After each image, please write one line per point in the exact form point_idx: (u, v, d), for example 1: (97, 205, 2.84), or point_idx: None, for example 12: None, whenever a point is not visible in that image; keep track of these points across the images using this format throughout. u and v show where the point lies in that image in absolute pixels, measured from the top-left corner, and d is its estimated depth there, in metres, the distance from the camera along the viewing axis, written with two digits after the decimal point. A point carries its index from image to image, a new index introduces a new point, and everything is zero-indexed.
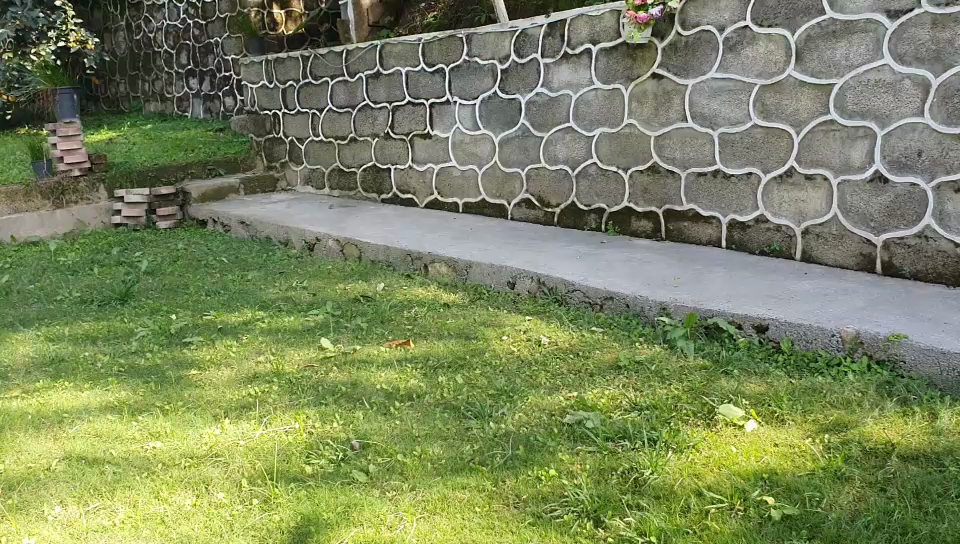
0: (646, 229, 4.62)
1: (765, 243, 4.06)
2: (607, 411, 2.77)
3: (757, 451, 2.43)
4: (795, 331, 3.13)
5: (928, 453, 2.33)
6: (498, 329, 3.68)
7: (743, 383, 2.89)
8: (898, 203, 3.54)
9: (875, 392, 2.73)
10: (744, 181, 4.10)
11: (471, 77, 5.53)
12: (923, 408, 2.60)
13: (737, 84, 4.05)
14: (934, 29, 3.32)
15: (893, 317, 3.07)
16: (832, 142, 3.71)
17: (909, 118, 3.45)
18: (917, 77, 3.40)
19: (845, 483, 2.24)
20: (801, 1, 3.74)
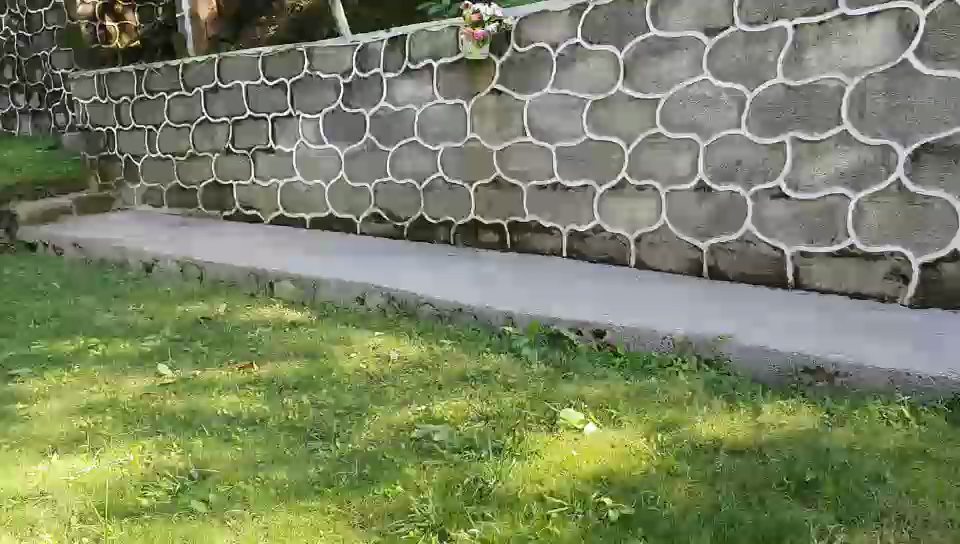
0: (492, 241, 4.69)
1: (603, 252, 4.20)
2: (455, 422, 2.79)
3: (596, 453, 2.51)
4: (630, 335, 3.27)
5: (752, 447, 2.47)
6: (345, 346, 3.64)
7: (583, 388, 2.97)
8: (721, 211, 3.74)
9: (704, 390, 2.87)
10: (582, 192, 4.22)
11: (312, 91, 5.46)
12: (747, 403, 2.75)
13: (571, 99, 4.18)
14: (746, 46, 3.54)
15: (720, 318, 3.24)
16: (661, 154, 3.89)
17: (728, 130, 3.65)
18: (734, 92, 3.61)
19: (678, 479, 2.34)
20: (627, 19, 3.91)
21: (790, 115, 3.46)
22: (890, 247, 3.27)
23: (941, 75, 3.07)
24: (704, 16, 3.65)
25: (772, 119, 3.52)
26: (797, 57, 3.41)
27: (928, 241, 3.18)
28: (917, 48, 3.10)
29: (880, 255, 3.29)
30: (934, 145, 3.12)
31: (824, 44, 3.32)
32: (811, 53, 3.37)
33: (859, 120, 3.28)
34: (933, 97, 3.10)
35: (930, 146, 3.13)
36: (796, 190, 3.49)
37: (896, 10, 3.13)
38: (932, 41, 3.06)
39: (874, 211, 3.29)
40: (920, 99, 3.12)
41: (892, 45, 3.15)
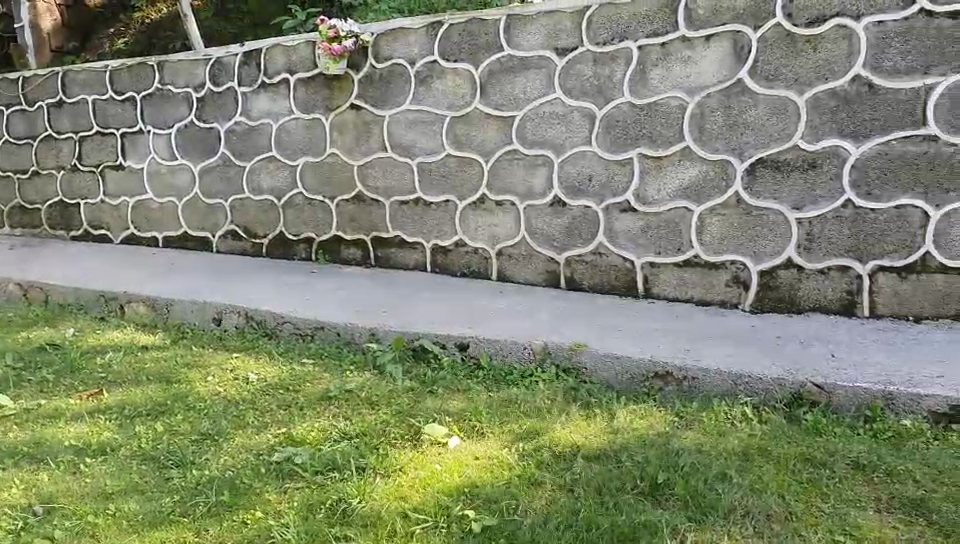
0: (355, 256, 4.66)
1: (465, 266, 4.24)
2: (316, 444, 2.75)
3: (459, 466, 2.53)
4: (492, 346, 3.31)
5: (607, 452, 2.55)
6: (202, 370, 3.52)
7: (446, 401, 2.99)
8: (576, 224, 3.84)
9: (563, 398, 2.94)
10: (443, 207, 4.26)
11: (164, 106, 5.29)
12: (603, 409, 2.84)
13: (430, 115, 4.22)
14: (595, 66, 3.67)
15: (577, 327, 3.34)
16: (518, 169, 3.97)
17: (579, 147, 3.77)
18: (584, 109, 3.73)
19: (538, 487, 2.39)
20: (482, 38, 3.98)
21: (637, 132, 3.60)
22: (730, 255, 3.45)
23: (772, 94, 3.26)
24: (554, 36, 3.76)
25: (621, 136, 3.65)
26: (642, 77, 3.55)
27: (765, 250, 3.38)
28: (750, 68, 3.29)
29: (722, 263, 3.47)
30: (767, 160, 3.31)
31: (666, 64, 3.49)
32: (654, 73, 3.52)
33: (700, 137, 3.45)
34: (765, 114, 3.29)
35: (764, 160, 3.32)
36: (644, 203, 3.64)
37: (730, 33, 3.32)
38: (763, 62, 3.26)
39: (716, 222, 3.47)
40: (754, 117, 3.32)
41: (728, 65, 3.34)
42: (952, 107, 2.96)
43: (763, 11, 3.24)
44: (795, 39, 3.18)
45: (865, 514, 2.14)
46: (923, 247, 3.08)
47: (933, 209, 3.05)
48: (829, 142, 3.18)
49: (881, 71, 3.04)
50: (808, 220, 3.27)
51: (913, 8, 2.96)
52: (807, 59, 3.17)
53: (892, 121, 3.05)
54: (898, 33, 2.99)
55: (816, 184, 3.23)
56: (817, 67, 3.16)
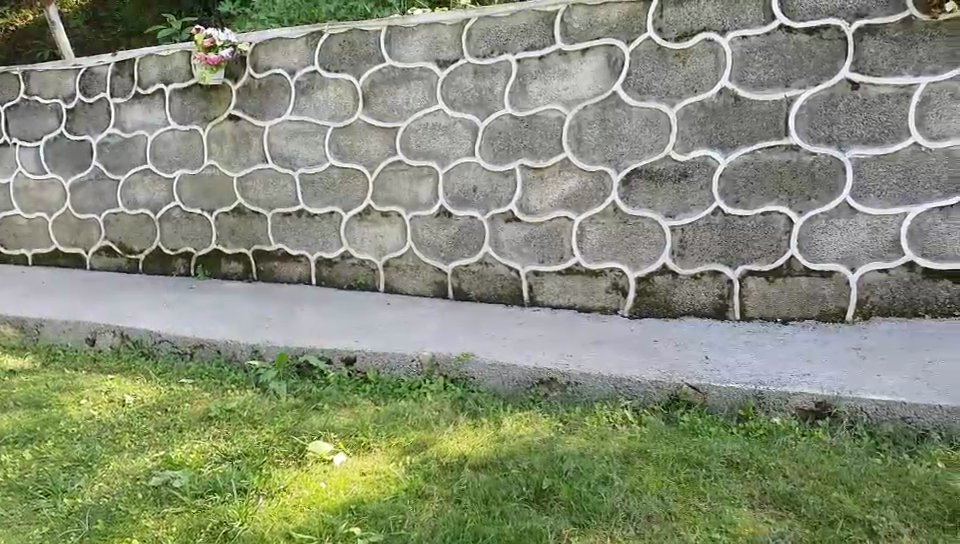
0: (237, 271, 4.55)
1: (351, 278, 4.20)
2: (196, 466, 2.66)
3: (345, 482, 2.50)
4: (379, 359, 3.29)
5: (494, 460, 2.56)
6: (75, 393, 3.37)
7: (332, 417, 2.95)
8: (461, 234, 3.86)
9: (450, 409, 2.94)
10: (326, 219, 4.21)
11: (31, 117, 5.05)
12: (491, 418, 2.85)
13: (312, 126, 4.16)
14: (476, 78, 3.70)
15: (464, 337, 3.35)
16: (402, 180, 3.96)
17: (463, 158, 3.79)
18: (467, 121, 3.75)
19: (425, 500, 2.39)
20: (362, 48, 3.96)
21: (518, 143, 3.65)
22: (610, 263, 3.53)
23: (645, 106, 3.37)
24: (435, 47, 3.77)
25: (503, 147, 3.69)
26: (521, 89, 3.60)
27: (642, 257, 3.47)
28: (624, 81, 3.39)
29: (603, 271, 3.55)
30: (642, 171, 3.41)
31: (545, 77, 3.55)
32: (534, 85, 3.58)
33: (578, 148, 3.53)
34: (639, 126, 3.39)
35: (639, 171, 3.42)
36: (526, 213, 3.68)
37: (605, 46, 3.40)
38: (636, 75, 3.36)
39: (596, 231, 3.54)
40: (629, 129, 3.41)
41: (603, 78, 3.43)
42: (811, 118, 3.11)
43: (635, 25, 3.34)
44: (665, 53, 3.29)
45: (740, 511, 2.22)
46: (787, 252, 3.23)
47: (796, 214, 3.20)
48: (699, 152, 3.30)
49: (745, 83, 3.18)
50: (681, 228, 3.39)
51: (773, 24, 3.11)
52: (677, 73, 3.29)
53: (757, 132, 3.19)
54: (761, 48, 3.14)
55: (688, 194, 3.35)
56: (687, 80, 3.28)
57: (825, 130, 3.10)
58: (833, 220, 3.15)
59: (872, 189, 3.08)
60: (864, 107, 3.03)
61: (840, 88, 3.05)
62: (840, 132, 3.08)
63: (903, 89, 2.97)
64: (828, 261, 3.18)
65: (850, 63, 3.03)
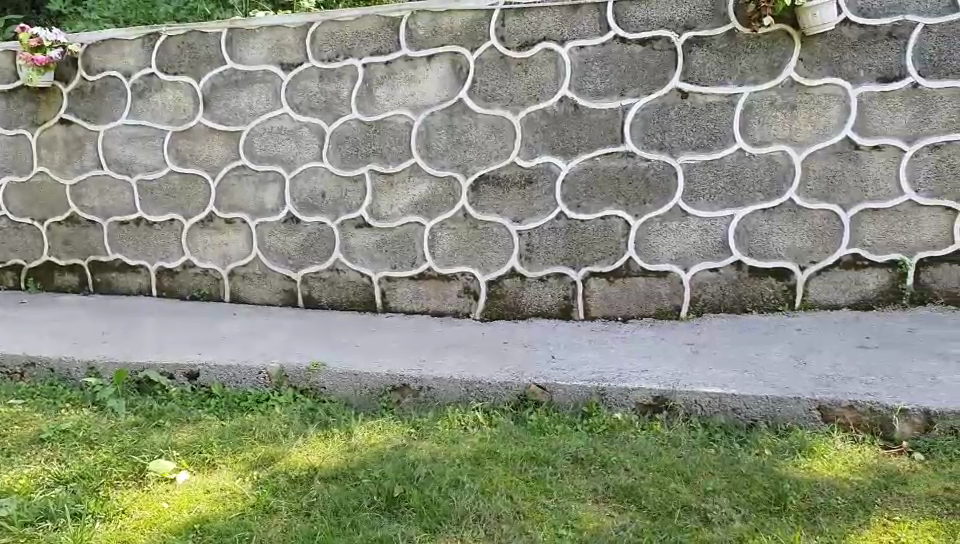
0: (71, 283, 4.31)
1: (195, 288, 4.06)
2: (26, 493, 2.50)
3: (188, 502, 2.42)
4: (225, 373, 3.19)
5: (344, 471, 2.53)
6: None
7: (174, 434, 2.85)
8: (310, 241, 3.79)
9: (299, 420, 2.89)
10: (168, 227, 4.05)
11: None
12: (341, 428, 2.82)
13: (150, 130, 4.00)
14: (321, 82, 3.66)
15: (313, 347, 3.30)
16: (246, 186, 3.87)
17: (310, 163, 3.74)
18: (313, 125, 3.70)
19: (273, 515, 2.34)
20: (202, 51, 3.84)
21: (366, 148, 3.63)
22: (460, 267, 3.57)
23: (490, 113, 3.42)
24: (278, 51, 3.70)
25: (351, 152, 3.66)
26: (368, 94, 3.59)
27: (491, 261, 3.52)
28: (469, 88, 3.43)
29: (453, 275, 3.58)
30: (489, 177, 3.47)
31: (391, 83, 3.54)
32: (380, 91, 3.57)
33: (426, 154, 3.54)
34: (485, 133, 3.44)
35: (486, 177, 3.47)
36: (376, 219, 3.67)
37: (449, 53, 3.44)
38: (481, 83, 3.41)
39: (445, 236, 3.57)
40: (475, 135, 3.45)
41: (449, 85, 3.46)
42: (645, 126, 3.25)
43: (478, 33, 3.39)
44: (508, 61, 3.36)
45: (584, 506, 2.29)
46: (626, 253, 3.36)
47: (633, 217, 3.33)
48: (542, 158, 3.38)
49: (584, 92, 3.29)
50: (527, 232, 3.46)
51: (609, 35, 3.23)
52: (520, 81, 3.35)
53: (595, 139, 3.31)
54: (598, 58, 3.25)
55: (534, 198, 3.43)
56: (529, 88, 3.35)
57: (658, 137, 3.24)
58: (667, 222, 3.30)
59: (701, 193, 3.25)
60: (693, 116, 3.19)
61: (671, 96, 3.20)
62: (672, 139, 3.23)
63: (728, 98, 3.15)
64: (664, 262, 3.33)
65: (680, 73, 3.18)
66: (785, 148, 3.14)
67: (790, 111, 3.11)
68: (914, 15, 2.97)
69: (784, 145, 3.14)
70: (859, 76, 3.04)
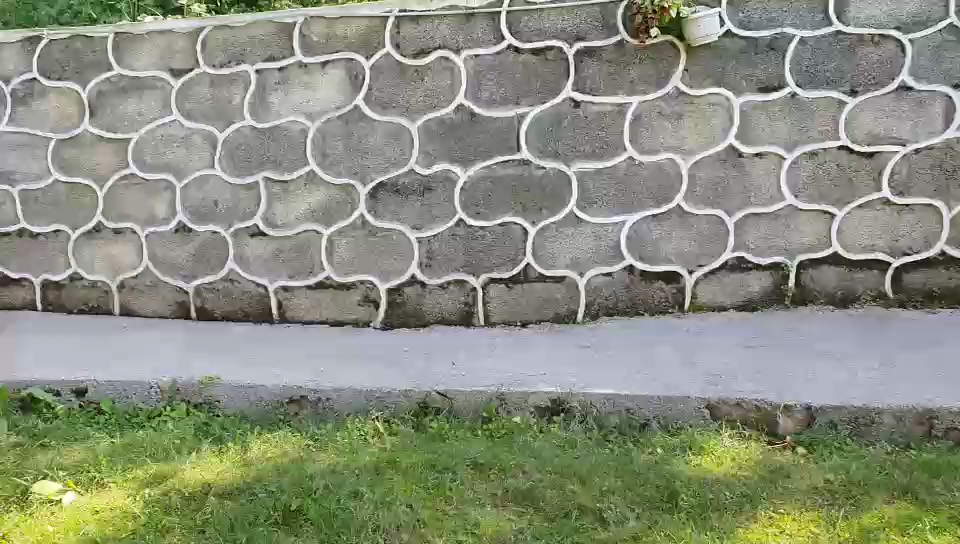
0: None
1: (82, 301, 3.87)
2: None
3: (76, 524, 2.34)
4: (115, 389, 3.09)
5: (240, 485, 2.49)
6: None
7: (61, 454, 2.74)
8: (203, 250, 3.69)
9: (193, 436, 2.82)
10: (52, 240, 3.83)
11: None
12: (236, 442, 2.77)
13: (31, 138, 3.76)
14: (213, 88, 3.53)
15: (207, 360, 3.22)
16: (137, 195, 3.70)
17: (201, 170, 3.62)
18: (205, 132, 3.57)
19: (167, 535, 2.28)
20: (88, 56, 3.62)
21: (260, 156, 3.54)
22: (359, 275, 3.54)
23: (387, 120, 3.39)
24: (168, 56, 3.55)
25: (244, 159, 3.56)
26: (261, 101, 3.49)
27: (391, 269, 3.51)
28: (365, 96, 3.39)
29: (352, 284, 3.56)
30: (387, 185, 3.45)
31: (284, 89, 3.46)
32: (273, 97, 3.48)
33: (322, 160, 3.49)
34: (382, 140, 3.42)
35: (384, 184, 3.45)
36: (271, 227, 3.59)
37: (344, 60, 3.38)
38: (377, 90, 3.38)
39: (343, 244, 3.54)
40: (372, 142, 3.43)
41: (345, 92, 3.41)
42: (539, 135, 3.30)
43: (372, 40, 3.34)
44: (404, 69, 3.33)
45: (483, 511, 2.32)
46: (524, 259, 3.41)
47: (530, 224, 3.38)
48: (440, 166, 3.39)
49: (480, 100, 3.31)
50: (427, 239, 3.46)
51: (503, 44, 3.26)
52: (416, 88, 3.34)
53: (493, 147, 3.33)
54: (492, 67, 3.28)
55: (432, 206, 3.43)
56: (426, 96, 3.34)
57: (552, 146, 3.30)
58: (563, 229, 3.36)
59: (594, 199, 3.33)
60: (585, 125, 3.26)
61: (564, 106, 3.27)
62: (566, 148, 3.29)
63: (618, 108, 3.23)
64: (561, 267, 3.40)
65: (572, 83, 3.24)
66: (673, 155, 3.25)
67: (677, 120, 3.22)
68: (791, 28, 3.10)
69: (672, 153, 3.25)
70: (741, 86, 3.16)
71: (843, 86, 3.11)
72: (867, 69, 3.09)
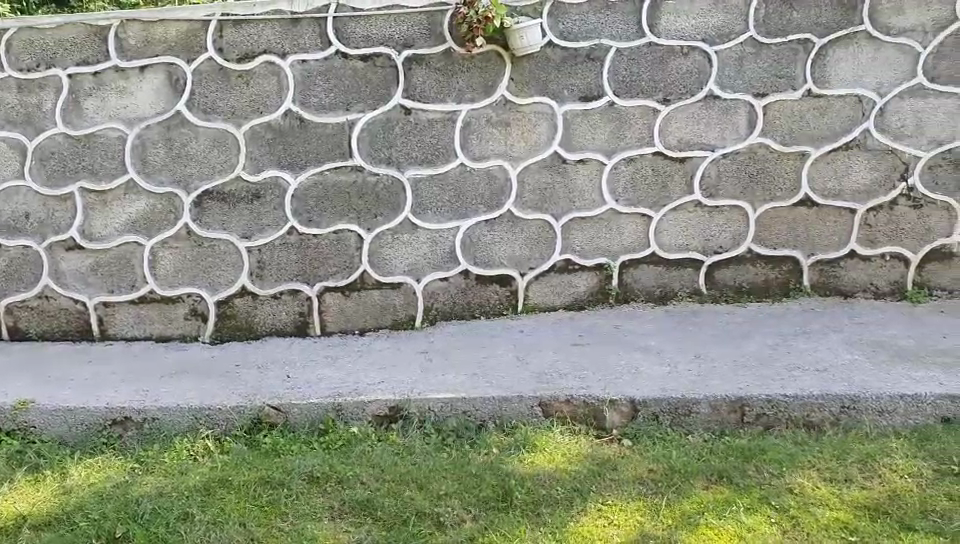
0: None
1: None
2: None
3: None
4: None
5: (58, 515, 2.35)
6: None
7: None
8: (14, 267, 3.40)
9: (4, 467, 2.64)
10: None
11: None
12: (53, 470, 2.62)
13: None
14: (20, 93, 3.22)
15: (20, 384, 3.01)
16: None
17: (9, 181, 3.31)
18: (12, 140, 3.27)
19: None
20: None
21: (75, 164, 3.28)
22: (186, 288, 3.40)
23: (211, 127, 3.24)
24: None
25: (58, 169, 3.29)
26: (75, 106, 3.23)
27: (220, 280, 3.39)
28: (187, 101, 3.22)
29: (178, 297, 3.41)
30: (213, 192, 3.31)
31: (101, 95, 3.22)
32: (88, 103, 3.23)
33: (143, 169, 3.29)
34: (206, 146, 3.27)
35: (209, 192, 3.31)
36: (90, 240, 3.36)
37: (164, 64, 3.19)
38: (200, 95, 3.22)
39: (168, 256, 3.37)
40: (196, 149, 3.27)
41: (165, 97, 3.22)
42: (371, 141, 3.28)
43: (194, 43, 3.17)
44: (227, 74, 3.20)
45: (320, 525, 2.29)
46: (359, 267, 3.39)
47: (365, 231, 3.36)
48: (268, 173, 3.30)
49: (309, 106, 3.23)
50: (257, 248, 3.37)
51: (330, 50, 3.19)
52: (241, 93, 3.21)
53: (323, 153, 3.28)
54: (321, 72, 3.20)
55: (262, 214, 3.34)
56: (251, 101, 3.22)
57: (384, 152, 3.29)
58: (398, 235, 3.37)
59: (428, 206, 3.35)
60: (416, 131, 3.27)
61: (395, 113, 3.25)
62: (398, 154, 3.29)
63: (448, 115, 3.27)
64: (397, 273, 3.40)
65: (402, 90, 3.23)
66: (503, 162, 3.32)
67: (505, 127, 3.29)
68: (608, 39, 3.23)
69: (501, 160, 3.32)
70: (563, 95, 3.27)
71: (657, 95, 3.28)
72: (678, 79, 3.27)
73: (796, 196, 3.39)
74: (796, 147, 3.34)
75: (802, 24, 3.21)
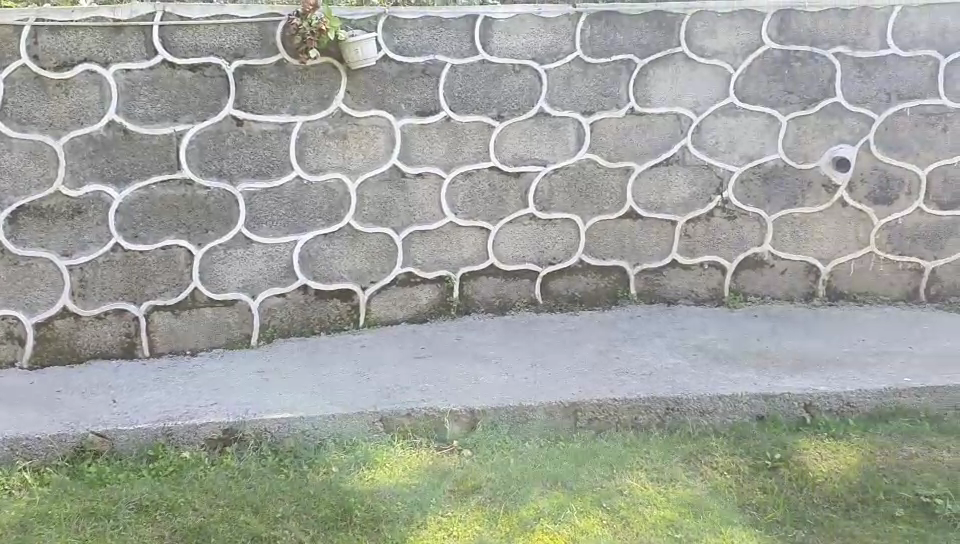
0: None
1: None
2: None
3: None
4: None
5: None
6: None
7: None
8: None
9: None
10: None
11: None
12: None
13: None
14: None
15: None
16: None
17: None
18: None
19: None
20: None
21: None
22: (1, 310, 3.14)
23: (27, 138, 2.99)
24: None
25: None
26: None
27: (39, 301, 3.15)
28: None
29: None
30: (29, 208, 3.05)
31: None
32: None
33: None
34: (22, 159, 3.01)
35: (25, 208, 3.05)
36: None
37: None
38: (13, 104, 2.95)
39: None
40: (9, 162, 3.00)
41: None
42: (201, 153, 3.16)
43: (5, 49, 2.91)
44: (43, 82, 2.96)
45: None
46: (191, 284, 3.27)
47: (196, 246, 3.24)
48: (91, 188, 3.09)
49: (134, 117, 3.06)
50: (79, 266, 3.16)
51: (156, 59, 3.04)
52: (58, 103, 2.99)
53: (150, 165, 3.12)
54: (146, 81, 3.05)
55: (84, 230, 3.12)
56: (71, 112, 3.00)
57: (215, 165, 3.18)
58: (231, 250, 3.27)
59: (263, 220, 3.28)
60: (249, 143, 3.18)
61: (226, 124, 3.15)
62: (230, 167, 3.19)
63: (282, 127, 3.20)
64: (231, 290, 3.31)
65: (233, 101, 3.13)
66: (340, 175, 3.30)
67: (342, 140, 3.27)
68: (442, 55, 3.27)
69: (338, 173, 3.30)
70: (400, 109, 3.28)
71: (491, 111, 3.35)
72: (510, 96, 3.35)
73: (623, 209, 3.54)
74: (622, 162, 3.49)
75: (625, 45, 3.36)
